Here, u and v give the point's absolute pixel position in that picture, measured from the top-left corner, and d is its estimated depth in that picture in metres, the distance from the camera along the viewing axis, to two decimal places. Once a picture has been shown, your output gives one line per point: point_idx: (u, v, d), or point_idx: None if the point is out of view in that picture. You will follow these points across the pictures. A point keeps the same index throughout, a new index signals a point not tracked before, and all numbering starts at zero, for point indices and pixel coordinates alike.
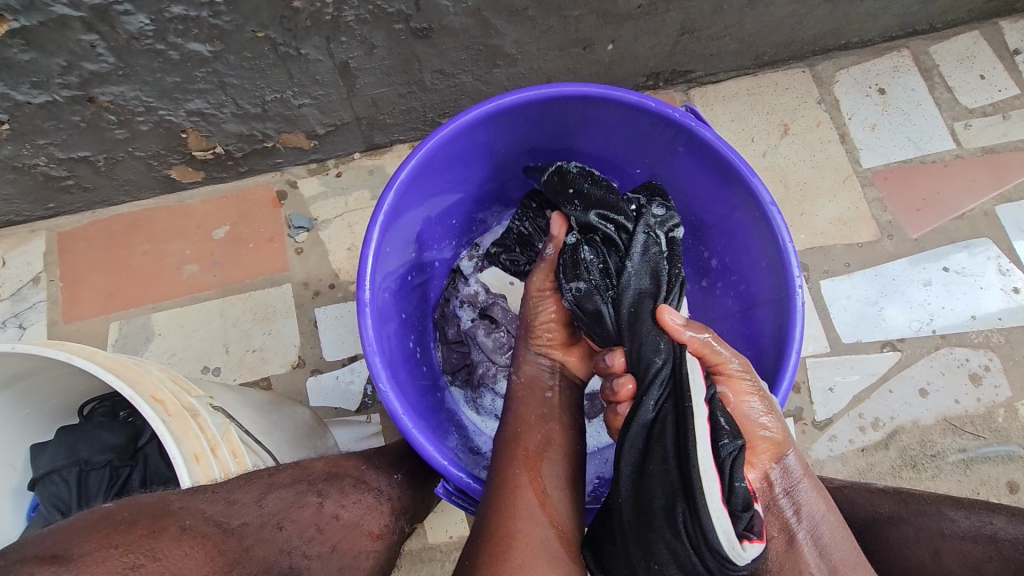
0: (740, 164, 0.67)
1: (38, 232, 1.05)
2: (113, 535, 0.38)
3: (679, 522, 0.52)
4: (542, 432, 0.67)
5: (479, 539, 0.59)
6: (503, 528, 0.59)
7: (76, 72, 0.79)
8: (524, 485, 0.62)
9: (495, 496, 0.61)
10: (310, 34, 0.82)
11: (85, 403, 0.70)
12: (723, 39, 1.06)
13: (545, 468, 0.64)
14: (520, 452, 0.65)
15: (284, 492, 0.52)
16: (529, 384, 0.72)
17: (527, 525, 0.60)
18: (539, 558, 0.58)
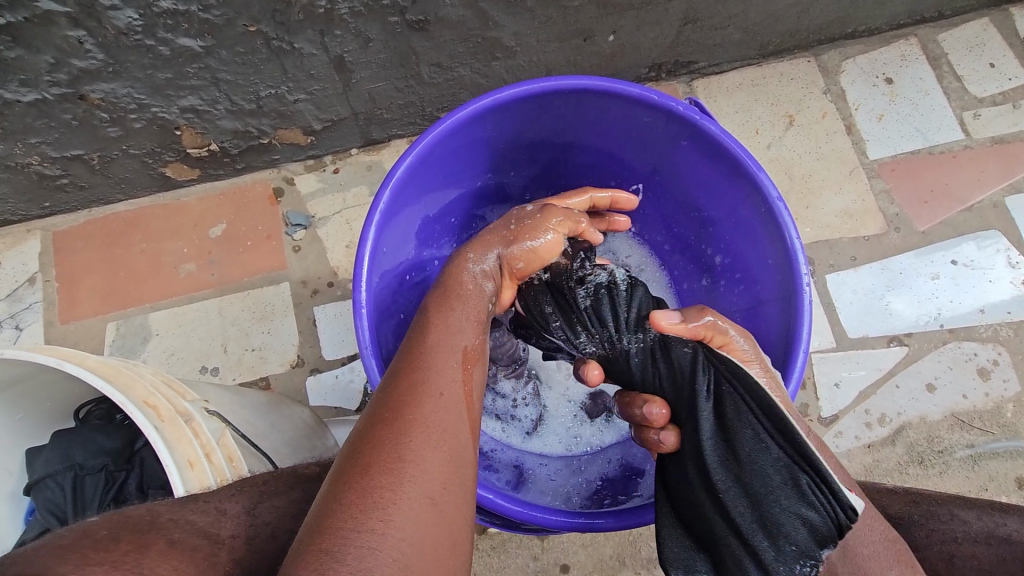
0: (745, 157, 0.66)
1: (33, 232, 1.04)
2: (96, 551, 0.36)
3: (806, 488, 0.53)
4: (478, 340, 0.60)
5: (391, 423, 0.47)
6: (433, 414, 0.49)
7: (65, 69, 0.77)
8: (456, 382, 0.53)
9: (425, 383, 0.51)
10: (304, 27, 0.80)
11: (81, 406, 0.70)
12: (727, 29, 1.04)
13: (474, 375, 0.56)
14: (458, 351, 0.56)
15: (276, 502, 0.51)
16: (478, 287, 0.65)
17: (451, 415, 0.50)
18: (462, 454, 0.48)
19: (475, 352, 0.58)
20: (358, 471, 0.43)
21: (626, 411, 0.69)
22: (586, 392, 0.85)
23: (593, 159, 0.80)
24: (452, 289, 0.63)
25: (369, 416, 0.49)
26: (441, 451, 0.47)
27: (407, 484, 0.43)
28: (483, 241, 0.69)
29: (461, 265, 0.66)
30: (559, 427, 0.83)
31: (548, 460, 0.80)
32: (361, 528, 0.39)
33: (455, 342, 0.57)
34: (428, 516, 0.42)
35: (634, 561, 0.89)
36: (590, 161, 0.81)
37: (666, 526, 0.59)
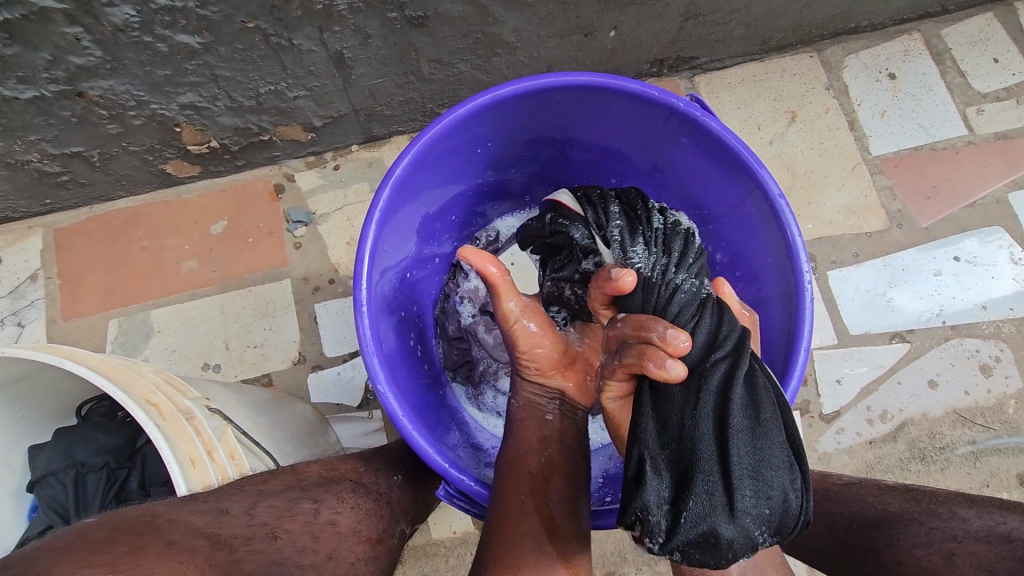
0: (747, 154, 0.65)
1: (35, 229, 1.04)
2: (95, 553, 0.37)
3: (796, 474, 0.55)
4: (545, 453, 0.68)
5: (491, 567, 0.60)
6: (515, 555, 0.60)
7: (62, 67, 0.77)
8: (528, 511, 0.62)
9: (503, 525, 0.61)
10: (303, 24, 0.79)
11: (81, 403, 0.69)
12: (729, 24, 1.03)
13: (550, 493, 0.64)
14: (524, 477, 0.65)
15: (276, 500, 0.51)
16: (530, 404, 0.72)
17: (531, 550, 0.60)
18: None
19: (545, 469, 0.66)
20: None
21: (636, 329, 0.62)
22: None
23: (594, 156, 0.80)
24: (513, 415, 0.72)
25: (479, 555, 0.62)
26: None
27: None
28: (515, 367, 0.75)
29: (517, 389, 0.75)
30: None
31: None
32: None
33: (521, 468, 0.65)
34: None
35: (635, 557, 0.90)
36: (591, 158, 0.81)
37: (648, 434, 0.59)
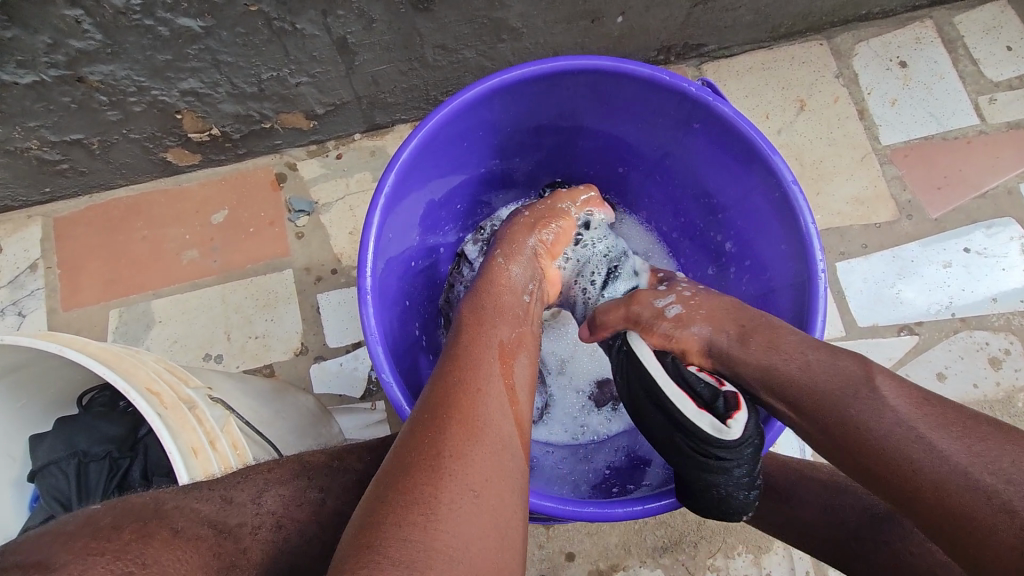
0: (759, 140, 0.64)
1: (34, 218, 1.03)
2: (99, 540, 0.37)
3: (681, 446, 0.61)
4: (517, 329, 0.59)
5: (432, 421, 0.47)
6: (471, 408, 0.48)
7: (62, 51, 0.75)
8: (496, 372, 0.52)
9: (460, 378, 0.51)
10: (305, 7, 0.78)
11: (85, 392, 0.69)
12: (738, 10, 1.01)
13: (517, 365, 0.55)
14: (496, 342, 0.56)
15: (283, 490, 0.50)
16: (515, 282, 0.65)
17: (491, 410, 0.49)
18: (503, 443, 0.47)
19: (516, 343, 0.57)
20: (399, 480, 0.43)
21: None
22: (593, 380, 0.84)
23: (600, 145, 0.79)
24: (489, 287, 0.63)
25: (409, 420, 0.49)
26: (482, 450, 0.46)
27: (444, 486, 0.43)
28: (508, 245, 0.70)
29: (495, 266, 0.66)
30: (565, 415, 0.82)
31: (555, 447, 0.79)
32: (406, 527, 0.40)
33: (492, 336, 0.56)
34: (471, 509, 0.42)
35: (639, 550, 0.89)
36: (597, 147, 0.80)
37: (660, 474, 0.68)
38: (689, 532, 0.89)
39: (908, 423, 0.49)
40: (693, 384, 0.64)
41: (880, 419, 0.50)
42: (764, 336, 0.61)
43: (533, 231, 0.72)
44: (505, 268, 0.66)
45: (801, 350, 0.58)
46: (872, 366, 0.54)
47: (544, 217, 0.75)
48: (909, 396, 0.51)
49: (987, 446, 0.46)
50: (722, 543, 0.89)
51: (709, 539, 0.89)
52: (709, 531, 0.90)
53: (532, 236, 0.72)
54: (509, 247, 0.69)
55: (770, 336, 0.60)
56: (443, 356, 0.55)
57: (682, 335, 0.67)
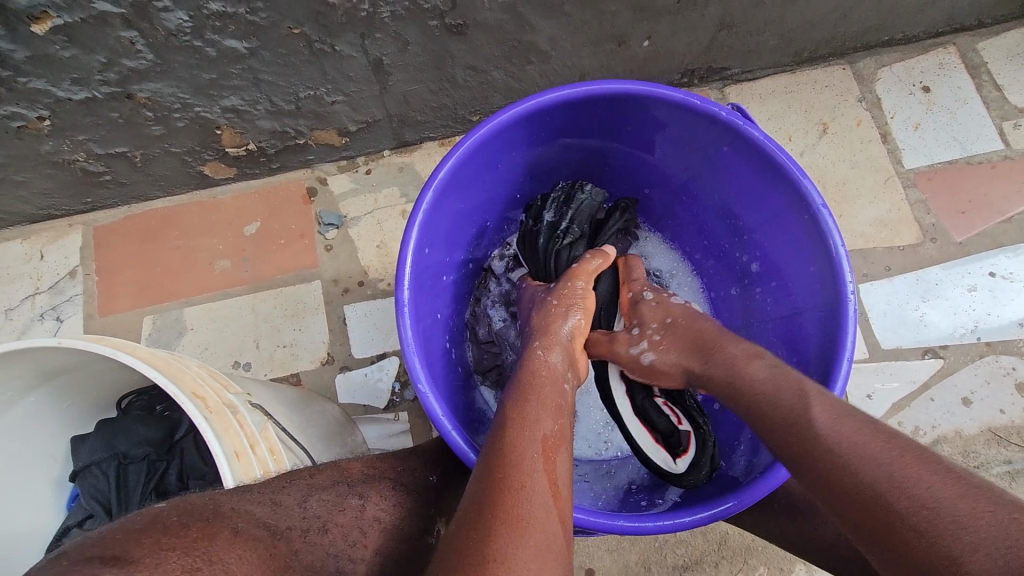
0: (789, 163, 0.65)
1: (75, 227, 1.07)
2: (167, 536, 0.36)
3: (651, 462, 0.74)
4: (558, 420, 0.57)
5: (477, 525, 0.47)
6: (517, 510, 0.48)
7: (115, 69, 0.76)
8: (539, 469, 0.51)
9: (506, 475, 0.50)
10: (345, 30, 0.80)
11: (123, 396, 0.72)
12: (762, 35, 1.02)
13: (560, 459, 0.54)
14: (537, 435, 0.54)
15: (325, 495, 0.50)
16: (554, 371, 0.63)
17: (537, 510, 0.48)
18: (551, 547, 0.47)
19: (564, 435, 0.56)
20: None
21: None
22: None
23: (627, 165, 0.81)
24: (526, 378, 0.61)
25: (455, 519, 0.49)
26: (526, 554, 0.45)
27: None
28: (544, 331, 0.68)
29: (533, 357, 0.64)
30: (588, 431, 0.82)
31: (579, 462, 0.79)
32: None
33: (536, 426, 0.55)
34: None
35: (659, 568, 0.89)
36: (624, 167, 0.82)
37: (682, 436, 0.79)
38: (709, 551, 0.89)
39: (823, 434, 0.51)
40: (654, 421, 0.74)
41: (799, 434, 0.52)
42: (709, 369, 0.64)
43: (567, 314, 0.71)
44: (542, 354, 0.65)
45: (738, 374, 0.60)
46: (809, 393, 0.54)
47: (573, 304, 0.72)
48: (841, 421, 0.51)
49: (909, 477, 0.46)
50: (743, 564, 0.89)
51: (729, 559, 0.89)
52: (729, 551, 0.89)
53: (567, 323, 0.70)
54: (545, 335, 0.68)
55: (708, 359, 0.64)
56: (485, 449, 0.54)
57: (658, 366, 0.69)
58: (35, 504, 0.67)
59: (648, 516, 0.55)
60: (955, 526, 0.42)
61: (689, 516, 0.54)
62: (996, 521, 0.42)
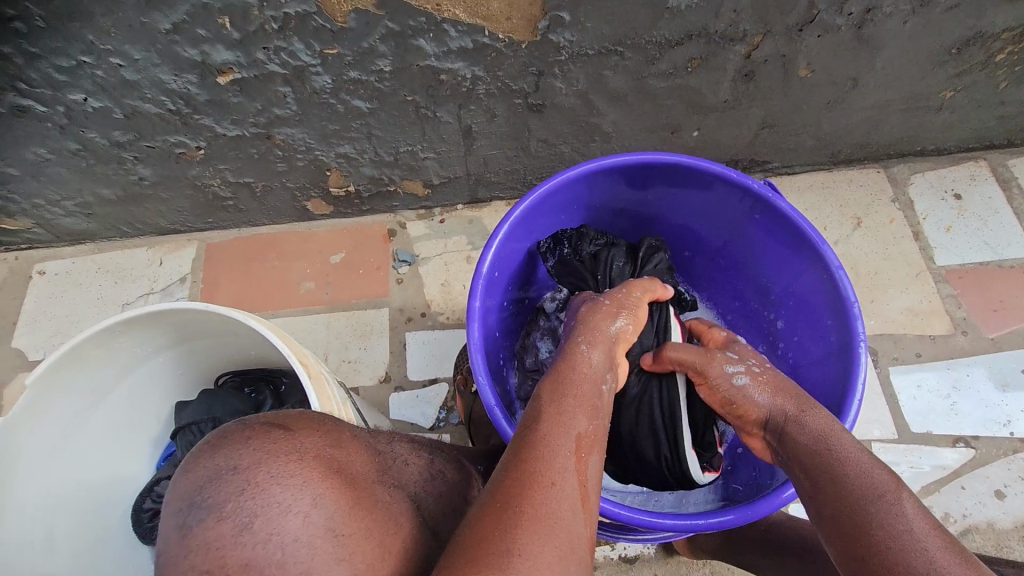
0: (811, 231, 0.75)
1: (192, 242, 1.26)
2: (315, 423, 0.51)
3: (645, 445, 0.79)
4: (592, 425, 0.60)
5: (503, 514, 0.50)
6: (545, 504, 0.51)
7: (266, 115, 0.96)
8: (571, 468, 0.55)
9: (537, 470, 0.53)
10: (447, 101, 0.98)
11: (219, 375, 0.85)
12: (802, 136, 1.16)
13: (591, 461, 0.57)
14: (571, 436, 0.57)
15: (406, 442, 0.61)
16: (593, 369, 0.66)
17: (564, 509, 0.52)
18: (574, 546, 0.50)
19: (596, 436, 0.60)
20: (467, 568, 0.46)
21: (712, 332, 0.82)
22: None
23: (668, 229, 0.94)
24: (563, 376, 0.64)
25: (479, 505, 0.52)
26: (553, 542, 0.49)
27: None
28: (591, 328, 0.71)
29: (573, 352, 0.67)
30: None
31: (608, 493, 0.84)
32: None
33: (573, 425, 0.59)
34: None
35: None
36: (665, 231, 0.94)
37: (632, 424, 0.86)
38: None
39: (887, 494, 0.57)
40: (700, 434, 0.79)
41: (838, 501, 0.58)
42: (814, 430, 0.63)
43: (612, 318, 0.73)
44: (583, 356, 0.67)
45: (860, 527, 0.56)
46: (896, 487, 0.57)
47: (619, 308, 0.75)
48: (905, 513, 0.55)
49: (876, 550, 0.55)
50: None
51: None
52: None
53: (614, 325, 0.72)
54: (591, 331, 0.70)
55: (814, 454, 0.61)
56: (516, 442, 0.58)
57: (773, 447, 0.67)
58: (135, 455, 0.80)
59: (666, 515, 0.61)
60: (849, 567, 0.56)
61: (703, 519, 0.60)
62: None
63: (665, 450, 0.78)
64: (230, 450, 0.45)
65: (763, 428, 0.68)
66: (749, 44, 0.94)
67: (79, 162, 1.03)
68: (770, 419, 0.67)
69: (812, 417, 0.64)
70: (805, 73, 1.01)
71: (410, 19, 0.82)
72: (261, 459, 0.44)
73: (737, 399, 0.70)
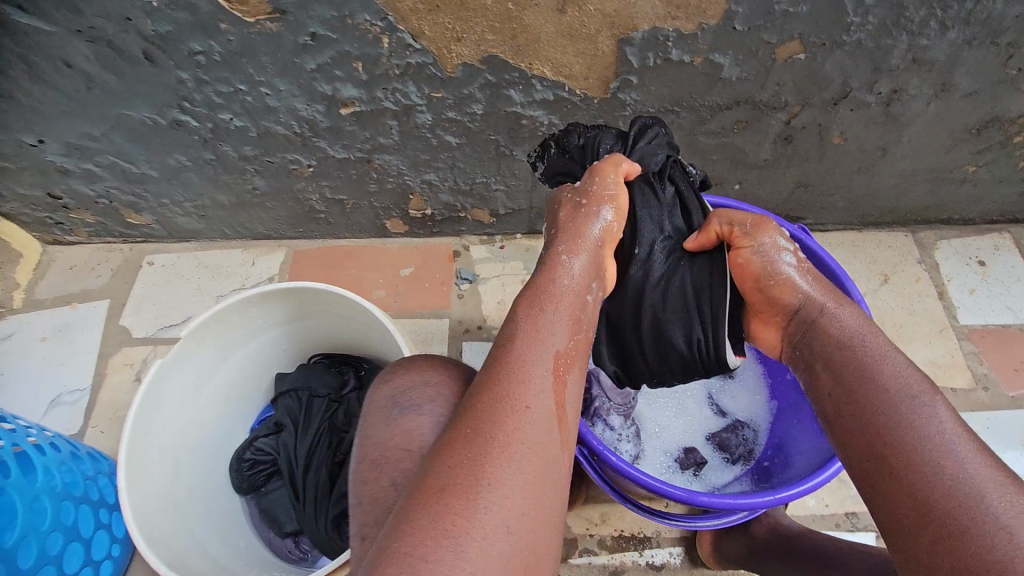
0: (836, 268, 0.88)
1: (282, 248, 1.44)
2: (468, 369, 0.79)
3: (672, 329, 0.85)
4: (568, 344, 0.71)
5: (477, 443, 0.61)
6: (515, 432, 0.62)
7: (372, 142, 1.14)
8: (544, 395, 0.66)
9: (511, 400, 0.64)
10: (524, 142, 1.15)
11: (312, 355, 0.99)
12: (834, 197, 1.28)
13: (563, 383, 0.68)
14: (545, 363, 0.68)
15: None
16: (571, 280, 0.76)
17: (531, 434, 0.63)
18: (544, 464, 0.62)
19: (572, 354, 0.71)
20: (446, 490, 0.58)
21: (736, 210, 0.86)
22: (680, 446, 1.00)
23: None
24: (542, 295, 0.74)
25: (459, 430, 0.64)
26: (521, 467, 0.60)
27: (483, 496, 0.58)
28: (571, 235, 0.80)
29: (555, 260, 0.78)
30: (654, 469, 0.98)
31: None
32: (455, 521, 0.57)
33: (551, 345, 0.70)
34: (509, 516, 0.58)
35: None
36: None
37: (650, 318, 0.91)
38: None
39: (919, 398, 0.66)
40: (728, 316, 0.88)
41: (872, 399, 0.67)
42: (846, 326, 0.75)
43: (593, 216, 0.81)
44: (563, 266, 0.77)
45: (885, 422, 0.65)
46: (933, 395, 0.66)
47: (595, 204, 0.81)
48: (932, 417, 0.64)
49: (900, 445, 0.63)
50: None
51: None
52: None
53: (597, 224, 0.81)
54: (571, 236, 0.80)
55: (846, 347, 0.73)
56: (493, 366, 0.68)
57: (798, 327, 0.79)
58: (238, 415, 0.95)
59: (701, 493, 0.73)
60: (875, 462, 0.65)
61: (730, 498, 0.72)
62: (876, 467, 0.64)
63: (700, 336, 0.85)
64: (420, 374, 0.76)
65: (789, 313, 0.80)
66: (790, 113, 1.08)
67: (209, 170, 1.23)
68: (804, 305, 0.78)
69: (844, 312, 0.77)
70: (839, 141, 1.14)
71: (506, 74, 0.99)
72: (441, 381, 0.75)
73: (776, 279, 0.80)
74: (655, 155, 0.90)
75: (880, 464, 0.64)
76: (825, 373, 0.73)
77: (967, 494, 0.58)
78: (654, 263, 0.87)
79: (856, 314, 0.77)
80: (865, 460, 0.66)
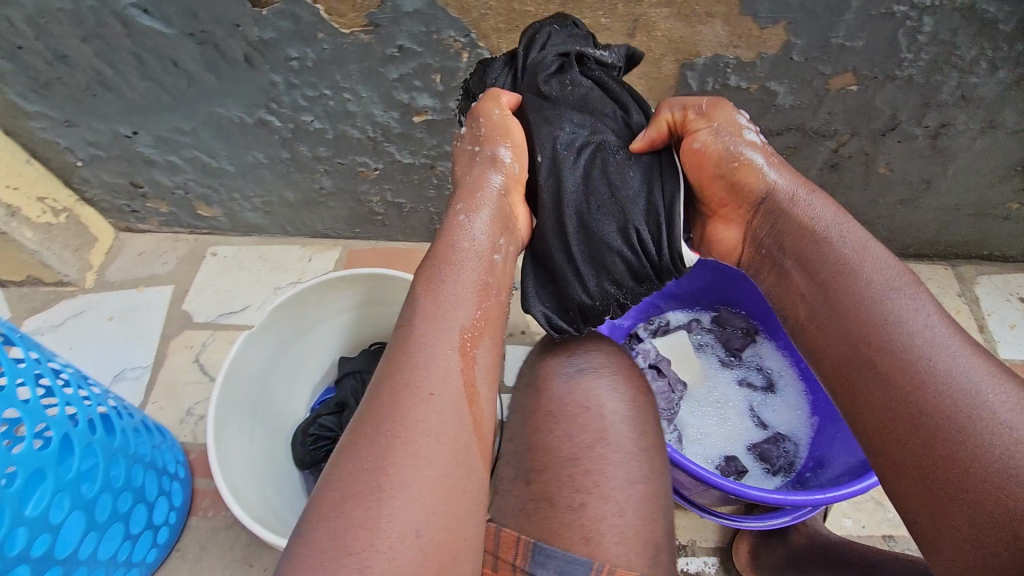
0: None
1: (338, 247, 1.52)
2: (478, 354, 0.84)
3: (610, 232, 0.84)
4: (475, 314, 0.75)
5: (380, 432, 0.65)
6: (419, 414, 0.66)
7: (437, 150, 1.22)
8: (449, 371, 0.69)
9: (413, 380, 0.68)
10: None
11: (370, 342, 1.06)
12: (876, 227, 1.32)
13: (472, 356, 0.72)
14: (450, 337, 0.72)
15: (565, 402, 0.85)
16: (473, 245, 0.79)
17: (434, 415, 0.66)
18: (453, 439, 0.66)
19: (478, 326, 0.75)
20: (353, 482, 0.62)
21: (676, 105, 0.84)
22: (721, 455, 1.02)
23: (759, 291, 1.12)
24: (444, 268, 0.77)
25: (363, 419, 0.67)
26: (427, 447, 0.65)
27: (390, 481, 0.62)
28: (470, 194, 0.83)
29: (455, 223, 0.80)
30: None
31: None
32: (363, 510, 0.60)
33: (454, 319, 0.73)
34: (415, 494, 0.62)
35: None
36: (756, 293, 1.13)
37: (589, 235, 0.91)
38: None
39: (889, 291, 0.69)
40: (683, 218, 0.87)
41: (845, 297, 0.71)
42: (806, 215, 0.77)
43: (493, 167, 0.84)
44: (468, 237, 0.80)
45: (862, 319, 0.69)
46: (902, 284, 0.70)
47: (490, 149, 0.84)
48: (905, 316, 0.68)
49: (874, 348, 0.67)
50: None
51: None
52: None
53: (495, 176, 0.84)
54: (469, 199, 0.82)
55: (821, 241, 0.75)
56: (394, 349, 0.71)
57: (761, 219, 0.80)
58: (298, 395, 1.04)
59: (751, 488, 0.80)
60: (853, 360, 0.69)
61: (779, 495, 0.78)
62: (855, 366, 0.68)
63: (640, 226, 0.83)
64: None
65: (754, 201, 0.81)
66: (838, 141, 1.13)
67: (282, 168, 1.31)
68: (768, 192, 0.80)
69: (810, 202, 0.78)
70: (884, 171, 1.18)
71: None
72: None
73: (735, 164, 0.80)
74: (545, 61, 0.86)
75: (860, 363, 0.68)
76: (797, 269, 0.77)
77: (954, 386, 0.62)
78: (563, 166, 0.84)
79: (826, 203, 0.78)
80: (845, 364, 0.70)
